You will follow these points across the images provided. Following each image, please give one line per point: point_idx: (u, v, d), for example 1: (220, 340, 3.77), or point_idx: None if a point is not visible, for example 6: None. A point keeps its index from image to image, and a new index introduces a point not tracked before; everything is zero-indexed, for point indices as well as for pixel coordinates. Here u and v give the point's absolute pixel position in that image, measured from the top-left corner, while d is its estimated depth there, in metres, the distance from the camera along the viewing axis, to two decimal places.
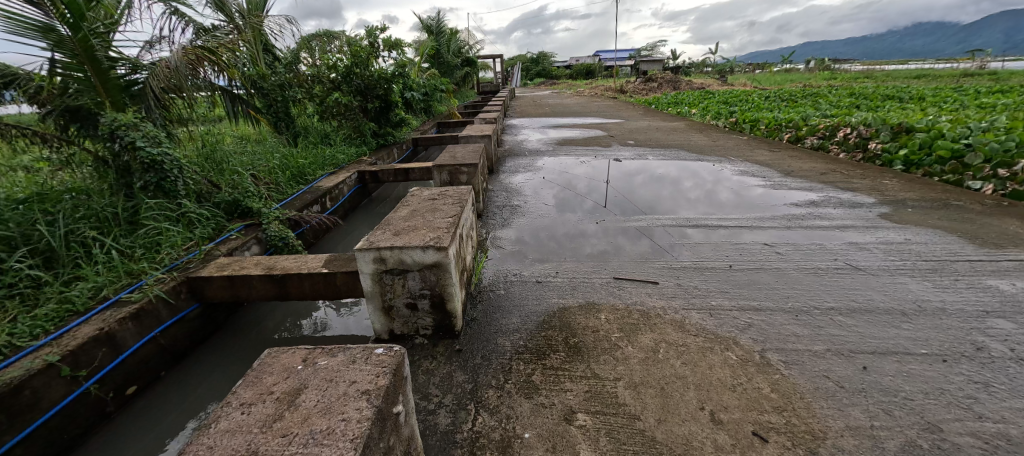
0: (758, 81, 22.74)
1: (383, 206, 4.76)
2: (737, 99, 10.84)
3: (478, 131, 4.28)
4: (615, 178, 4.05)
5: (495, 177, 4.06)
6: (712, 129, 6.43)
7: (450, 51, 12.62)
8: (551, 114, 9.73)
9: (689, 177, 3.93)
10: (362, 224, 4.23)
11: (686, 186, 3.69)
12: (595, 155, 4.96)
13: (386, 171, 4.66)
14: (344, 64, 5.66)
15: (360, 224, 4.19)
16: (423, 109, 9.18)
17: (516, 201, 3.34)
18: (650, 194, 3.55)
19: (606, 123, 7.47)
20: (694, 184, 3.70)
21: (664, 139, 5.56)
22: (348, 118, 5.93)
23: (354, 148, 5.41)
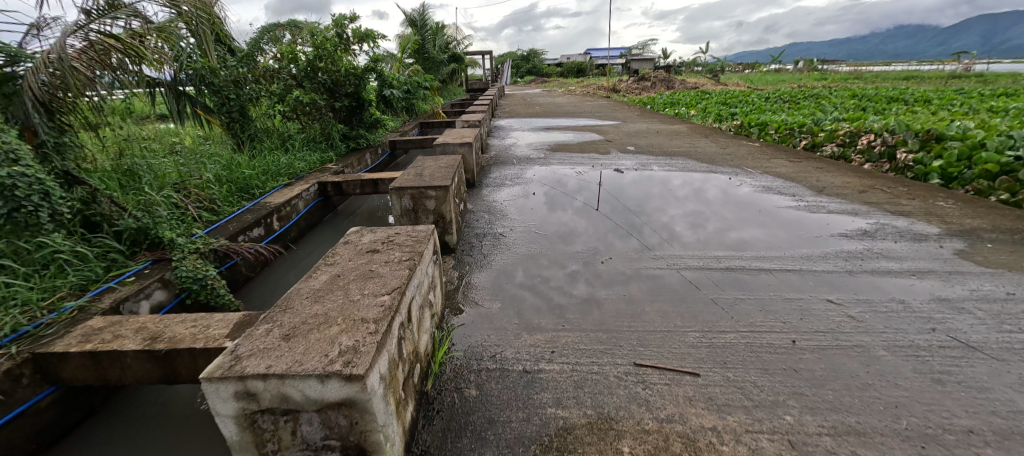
0: (750, 81, 22.43)
1: (349, 222, 4.12)
2: (736, 100, 10.38)
3: (457, 137, 3.65)
4: (617, 193, 3.46)
5: (477, 192, 3.44)
6: (717, 134, 5.89)
7: (435, 47, 11.89)
8: (543, 114, 9.13)
9: (704, 191, 3.36)
10: (326, 243, 3.63)
11: (703, 204, 3.11)
12: (593, 164, 4.37)
13: (352, 182, 4.01)
14: (308, 58, 4.99)
15: (323, 244, 3.59)
16: (404, 108, 8.50)
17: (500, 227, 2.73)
18: (661, 214, 2.97)
19: (602, 125, 6.91)
20: (713, 201, 3.13)
21: (669, 146, 4.99)
22: (314, 120, 5.26)
23: (319, 154, 4.75)
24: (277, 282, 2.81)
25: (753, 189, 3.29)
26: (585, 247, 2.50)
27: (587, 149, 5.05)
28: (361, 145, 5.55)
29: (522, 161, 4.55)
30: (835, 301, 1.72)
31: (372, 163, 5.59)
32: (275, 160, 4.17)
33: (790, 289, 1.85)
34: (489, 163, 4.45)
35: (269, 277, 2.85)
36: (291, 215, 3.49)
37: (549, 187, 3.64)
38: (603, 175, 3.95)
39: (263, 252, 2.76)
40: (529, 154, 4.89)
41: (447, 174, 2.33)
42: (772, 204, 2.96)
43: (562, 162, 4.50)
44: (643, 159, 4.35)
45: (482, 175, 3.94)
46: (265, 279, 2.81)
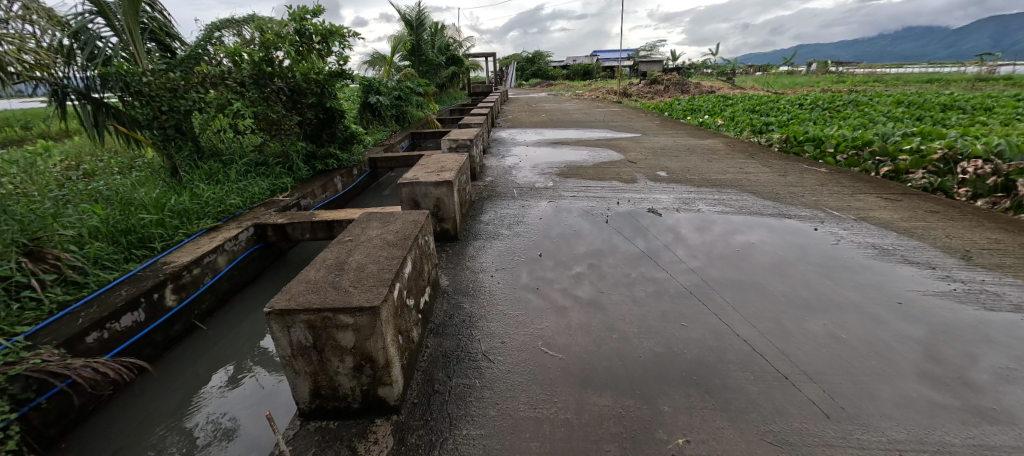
0: (767, 84, 21.22)
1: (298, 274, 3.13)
2: (766, 106, 9.29)
3: (436, 168, 2.66)
4: (661, 248, 2.42)
5: (462, 248, 2.41)
6: (763, 152, 4.85)
7: (432, 48, 11.02)
8: (550, 123, 8.10)
9: (790, 249, 2.32)
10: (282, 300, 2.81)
11: (794, 273, 2.07)
12: (618, 197, 3.33)
13: (300, 224, 3.03)
14: (258, 62, 3.98)
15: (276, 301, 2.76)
16: (393, 115, 7.54)
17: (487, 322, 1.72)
18: (740, 292, 1.92)
19: (620, 139, 5.88)
20: (808, 269, 2.09)
21: (709, 171, 3.97)
22: (270, 138, 4.27)
23: (269, 181, 3.79)
24: (187, 397, 2.00)
25: (861, 251, 2.25)
26: (589, 248, 2.43)
27: (607, 173, 4.02)
28: (330, 166, 4.55)
29: (523, 192, 3.53)
30: (834, 307, 1.77)
31: (343, 188, 4.62)
32: (202, 194, 3.23)
33: (776, 288, 1.95)
34: (482, 195, 3.44)
35: (177, 384, 2.06)
36: (207, 279, 2.55)
37: (562, 236, 2.60)
38: (634, 216, 2.90)
39: (109, 367, 1.72)
40: (533, 181, 3.87)
41: (390, 260, 1.34)
42: (898, 278, 1.98)
43: (577, 193, 3.47)
44: (683, 193, 3.32)
45: (469, 217, 2.93)
46: (171, 387, 2.03)
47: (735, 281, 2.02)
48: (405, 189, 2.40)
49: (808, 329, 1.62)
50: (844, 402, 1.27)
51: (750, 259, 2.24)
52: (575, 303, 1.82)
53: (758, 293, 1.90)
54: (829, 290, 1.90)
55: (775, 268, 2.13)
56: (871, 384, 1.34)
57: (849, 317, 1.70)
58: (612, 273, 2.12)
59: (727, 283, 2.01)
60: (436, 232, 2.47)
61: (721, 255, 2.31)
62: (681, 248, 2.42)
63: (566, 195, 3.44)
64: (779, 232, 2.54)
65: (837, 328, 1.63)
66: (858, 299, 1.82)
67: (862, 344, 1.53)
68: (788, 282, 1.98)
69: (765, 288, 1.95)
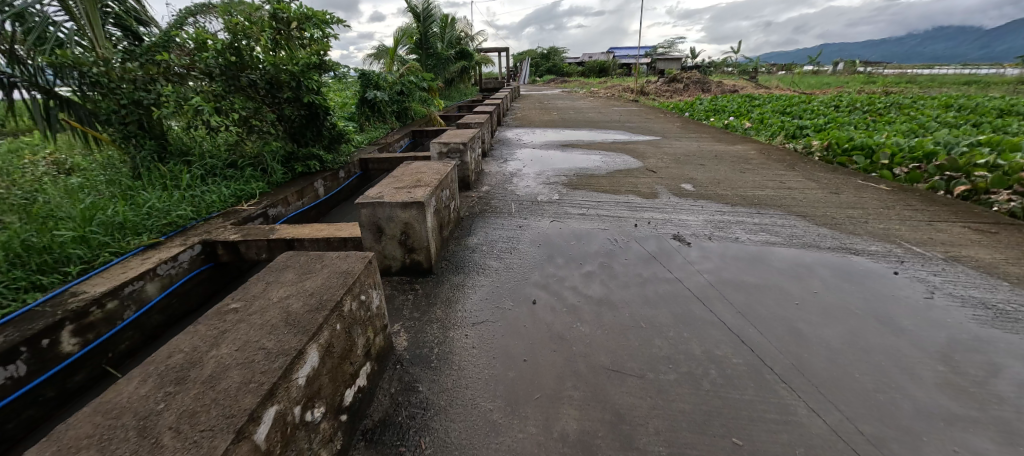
0: (794, 84, 20.16)
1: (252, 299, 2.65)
2: (798, 108, 8.54)
3: (411, 181, 2.15)
4: (681, 280, 1.95)
5: (437, 286, 1.89)
6: (805, 161, 4.22)
7: (440, 41, 10.50)
8: (562, 123, 7.53)
9: (846, 291, 1.83)
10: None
11: (857, 326, 1.59)
12: (635, 215, 2.75)
13: (254, 242, 2.54)
14: (224, 51, 3.48)
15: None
16: (393, 111, 7.07)
17: (444, 390, 1.28)
18: (787, 352, 1.44)
19: (638, 142, 5.29)
20: (874, 323, 1.61)
21: (744, 185, 3.36)
22: (244, 137, 3.82)
23: (236, 186, 3.33)
24: None
25: (940, 299, 1.76)
26: (600, 287, 1.89)
27: (622, 185, 3.45)
28: (312, 169, 4.07)
29: (522, 205, 2.98)
30: (871, 324, 1.60)
31: (326, 192, 4.15)
32: (149, 202, 2.78)
33: (814, 310, 1.69)
34: (473, 209, 2.91)
35: None
36: (129, 313, 2.09)
37: (565, 268, 2.06)
38: (655, 243, 2.33)
39: None
40: (536, 192, 3.32)
41: (269, 360, 0.82)
42: (993, 339, 1.51)
43: (586, 208, 2.90)
44: (714, 213, 2.74)
45: (452, 239, 2.39)
46: None
47: (746, 282, 1.92)
48: (364, 209, 1.86)
49: (822, 334, 1.55)
50: (854, 409, 1.21)
51: (763, 258, 2.14)
52: (575, 386, 1.29)
53: (778, 300, 1.76)
54: (887, 340, 1.51)
55: (811, 286, 1.87)
56: (883, 392, 1.27)
57: (865, 323, 1.61)
58: (624, 272, 2.00)
59: (736, 283, 1.91)
60: (405, 263, 1.94)
61: (753, 286, 1.88)
62: (708, 256, 2.17)
63: (572, 210, 2.88)
64: (831, 268, 2.03)
65: (851, 334, 1.55)
66: (879, 304, 1.73)
67: (878, 352, 1.45)
68: (804, 285, 1.88)
69: (778, 288, 1.86)
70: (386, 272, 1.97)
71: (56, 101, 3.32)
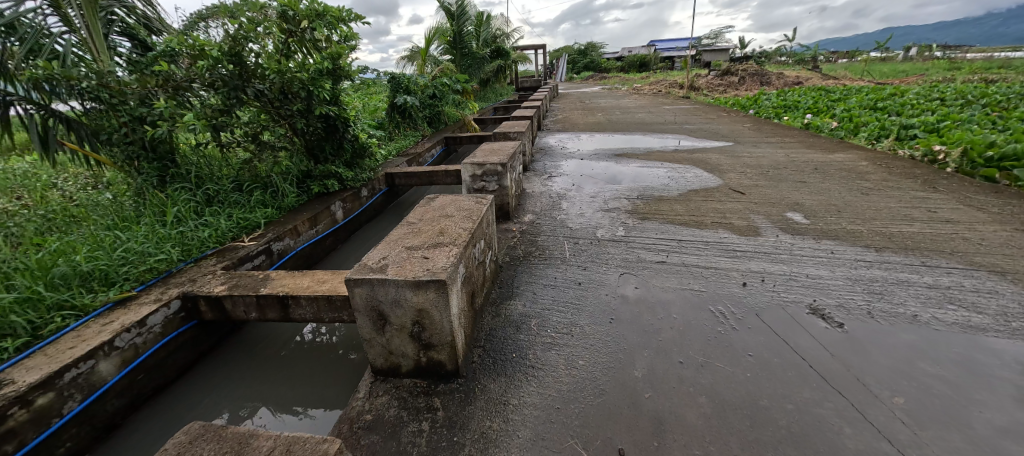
0: (865, 73, 18.01)
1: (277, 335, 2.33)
2: (892, 102, 7.22)
3: (430, 233, 1.52)
4: (722, 277, 1.89)
5: (464, 406, 1.24)
6: (943, 175, 3.23)
7: (475, 40, 9.94)
8: (610, 125, 6.73)
9: (906, 296, 1.70)
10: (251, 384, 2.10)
11: (914, 329, 1.50)
12: (739, 266, 1.97)
13: (241, 298, 2.03)
14: (227, 61, 2.93)
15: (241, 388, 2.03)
16: (425, 117, 6.55)
17: (485, 384, 1.32)
18: (833, 353, 1.40)
19: (708, 150, 4.43)
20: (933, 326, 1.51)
21: (876, 216, 2.50)
22: (257, 155, 3.34)
23: (239, 216, 2.88)
24: None
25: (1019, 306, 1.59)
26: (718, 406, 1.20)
27: (705, 213, 2.67)
28: (330, 188, 3.63)
29: (577, 246, 2.29)
30: (929, 328, 1.51)
31: (345, 215, 3.63)
32: (132, 243, 2.35)
33: (863, 310, 1.62)
34: (514, 251, 2.25)
35: None
36: (72, 404, 1.61)
37: (623, 302, 1.73)
38: (787, 322, 1.56)
39: None
40: (592, 223, 2.62)
41: None
42: None
43: (664, 251, 2.17)
44: (855, 267, 1.93)
45: (488, 305, 1.75)
46: None
47: (789, 281, 1.83)
48: (358, 288, 1.25)
49: (872, 337, 1.47)
50: (940, 437, 1.09)
51: (815, 259, 2.02)
52: None
53: (824, 298, 1.70)
54: (945, 344, 1.42)
55: (863, 288, 1.76)
56: (946, 403, 1.19)
57: (969, 364, 1.33)
58: (662, 272, 1.95)
59: (779, 283, 1.82)
60: (419, 363, 1.33)
61: (799, 286, 1.79)
62: (880, 348, 1.41)
63: (646, 254, 2.15)
64: (898, 276, 1.84)
65: (906, 340, 1.45)
66: (938, 308, 1.62)
67: (965, 381, 1.27)
68: (929, 342, 1.44)
69: (892, 343, 1.43)
70: (393, 374, 1.37)
71: (52, 118, 2.94)
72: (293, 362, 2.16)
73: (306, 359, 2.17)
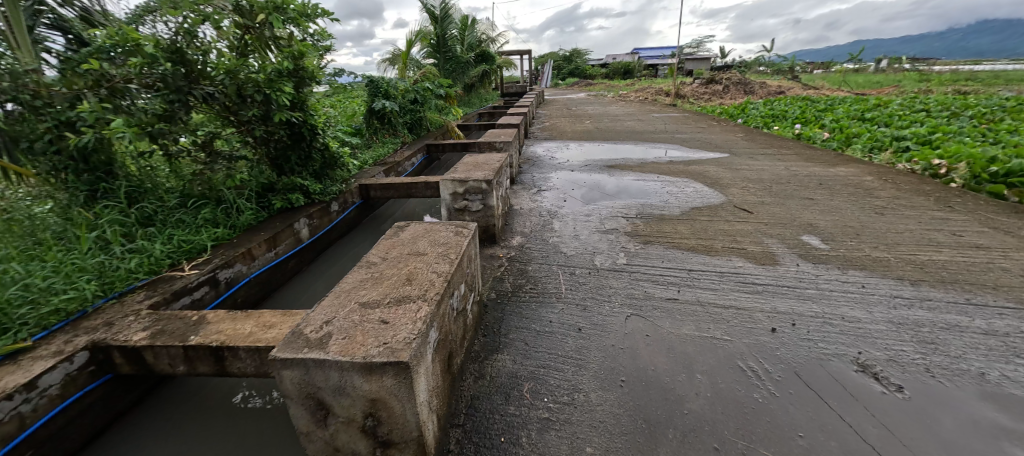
0: (842, 83, 18.44)
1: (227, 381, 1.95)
2: (879, 113, 7.20)
3: (393, 280, 1.19)
4: (745, 318, 1.62)
5: None
6: (953, 192, 3.06)
7: (459, 44, 9.63)
8: (599, 133, 6.49)
9: (959, 344, 1.46)
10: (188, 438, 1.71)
11: (975, 390, 1.27)
12: (764, 306, 1.69)
13: (164, 349, 1.66)
14: (166, 59, 2.48)
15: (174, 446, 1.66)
16: (405, 123, 6.18)
17: None
18: (889, 427, 1.15)
19: (704, 163, 4.21)
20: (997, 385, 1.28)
21: (899, 240, 2.27)
22: (208, 167, 2.91)
23: (182, 239, 2.47)
24: None
25: None
26: None
27: (713, 236, 2.40)
28: (295, 202, 3.23)
29: (574, 278, 1.98)
30: (991, 386, 1.28)
31: (312, 234, 3.24)
32: (38, 276, 1.93)
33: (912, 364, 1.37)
34: (502, 285, 1.93)
35: None
36: None
37: (631, 352, 1.45)
38: (836, 389, 1.27)
39: None
40: (590, 247, 2.32)
41: None
42: None
43: (675, 285, 1.87)
44: (894, 307, 1.67)
45: (470, 363, 1.42)
46: None
47: (822, 325, 1.57)
48: (288, 371, 0.90)
49: (931, 402, 1.23)
50: None
51: (845, 296, 1.76)
52: None
53: (865, 347, 1.45)
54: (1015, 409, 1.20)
55: (907, 334, 1.52)
56: None
57: None
58: (675, 313, 1.67)
59: (811, 327, 1.56)
60: None
61: (834, 331, 1.54)
62: (952, 425, 1.15)
63: (655, 289, 1.85)
64: (945, 318, 1.60)
65: (970, 407, 1.21)
66: (997, 359, 1.38)
67: None
68: (1012, 414, 1.18)
69: (961, 413, 1.19)
70: None
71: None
72: (240, 414, 1.79)
73: (258, 407, 1.82)
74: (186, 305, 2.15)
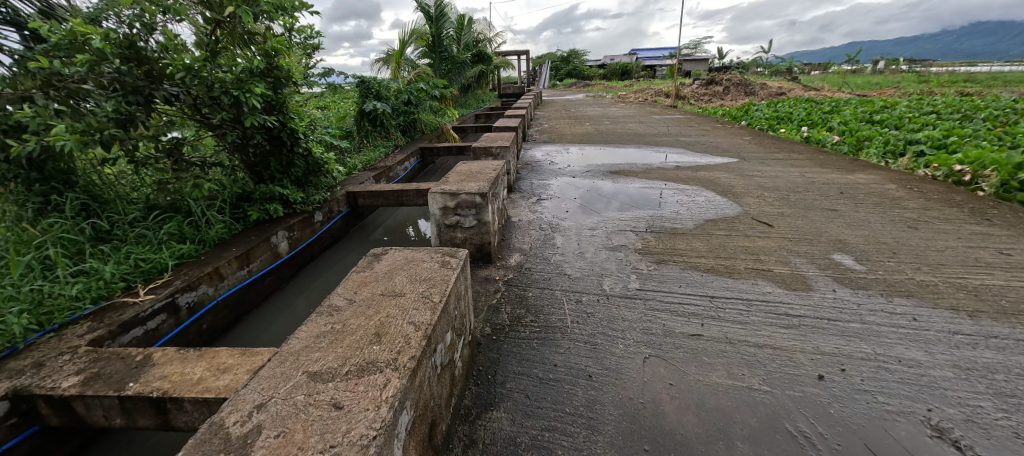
0: (842, 84, 18.31)
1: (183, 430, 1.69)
2: (887, 115, 7.01)
3: (358, 333, 0.93)
4: (785, 361, 1.37)
5: None
6: (986, 202, 2.84)
7: (454, 44, 9.37)
8: (600, 136, 6.25)
9: None
10: None
11: None
12: (805, 346, 1.44)
13: (98, 399, 1.40)
14: (118, 56, 2.19)
15: None
16: (397, 125, 5.92)
17: None
18: None
19: (713, 169, 3.97)
20: None
21: (941, 260, 2.04)
22: (175, 176, 2.64)
23: (140, 258, 2.21)
24: None
25: None
26: None
27: (733, 255, 2.15)
28: (272, 213, 2.96)
29: (580, 307, 1.73)
30: None
31: (292, 248, 2.98)
32: None
33: (995, 422, 1.14)
34: (498, 317, 1.67)
35: None
36: None
37: (656, 408, 1.21)
38: None
39: None
40: (597, 268, 2.07)
41: None
42: None
43: (698, 317, 1.62)
44: (956, 347, 1.43)
45: (458, 424, 1.17)
46: None
47: (878, 369, 1.34)
48: None
49: None
50: None
51: (895, 329, 1.53)
52: None
53: (933, 400, 1.21)
54: None
55: (976, 379, 1.29)
56: None
57: None
58: (703, 352, 1.43)
59: (865, 372, 1.32)
60: None
61: (893, 377, 1.30)
62: None
63: (675, 322, 1.60)
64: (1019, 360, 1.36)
65: None
66: None
67: None
68: None
69: None
70: None
71: None
72: None
73: None
74: (140, 336, 1.90)
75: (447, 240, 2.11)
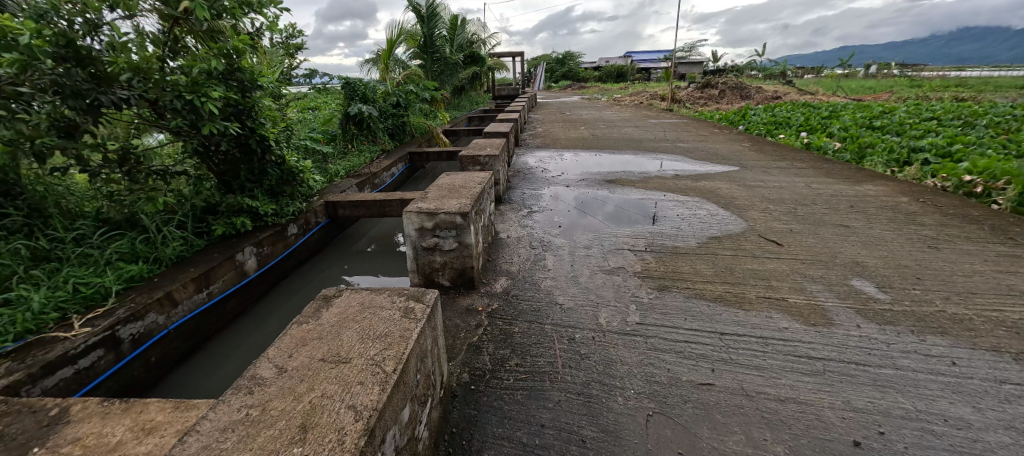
0: (835, 88, 18.37)
1: None
2: (887, 121, 6.88)
3: (278, 424, 0.71)
4: (814, 421, 1.16)
5: None
6: (1006, 218, 2.66)
7: (447, 45, 9.14)
8: (596, 141, 6.05)
9: None
10: None
11: None
12: (833, 400, 1.24)
13: None
14: (53, 55, 1.89)
15: None
16: (385, 129, 5.67)
17: None
18: None
19: (714, 178, 3.78)
20: None
21: (971, 287, 1.85)
22: (127, 189, 2.37)
23: (81, 284, 1.97)
24: None
25: None
26: None
27: (742, 280, 1.95)
28: (240, 227, 2.72)
29: (573, 347, 1.50)
30: None
31: (262, 265, 2.74)
32: None
33: None
34: (479, 359, 1.45)
35: None
36: None
37: None
38: None
39: None
40: (592, 295, 1.85)
41: None
42: None
43: (707, 361, 1.41)
44: (1008, 401, 1.23)
45: None
46: None
47: (924, 433, 1.13)
48: None
49: None
50: None
51: (934, 378, 1.33)
52: None
53: None
54: None
55: None
56: None
57: None
58: (717, 409, 1.21)
59: (910, 437, 1.12)
60: None
61: (943, 444, 1.10)
62: None
63: (681, 368, 1.38)
64: None
65: None
66: None
67: None
68: None
69: None
70: None
71: None
72: None
73: None
74: (69, 377, 1.66)
75: (424, 264, 1.89)
